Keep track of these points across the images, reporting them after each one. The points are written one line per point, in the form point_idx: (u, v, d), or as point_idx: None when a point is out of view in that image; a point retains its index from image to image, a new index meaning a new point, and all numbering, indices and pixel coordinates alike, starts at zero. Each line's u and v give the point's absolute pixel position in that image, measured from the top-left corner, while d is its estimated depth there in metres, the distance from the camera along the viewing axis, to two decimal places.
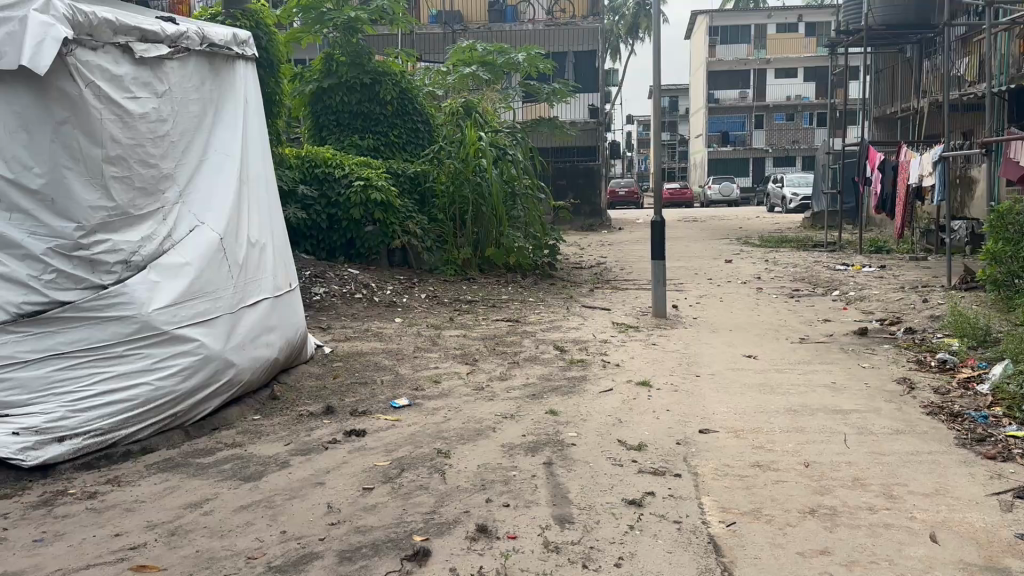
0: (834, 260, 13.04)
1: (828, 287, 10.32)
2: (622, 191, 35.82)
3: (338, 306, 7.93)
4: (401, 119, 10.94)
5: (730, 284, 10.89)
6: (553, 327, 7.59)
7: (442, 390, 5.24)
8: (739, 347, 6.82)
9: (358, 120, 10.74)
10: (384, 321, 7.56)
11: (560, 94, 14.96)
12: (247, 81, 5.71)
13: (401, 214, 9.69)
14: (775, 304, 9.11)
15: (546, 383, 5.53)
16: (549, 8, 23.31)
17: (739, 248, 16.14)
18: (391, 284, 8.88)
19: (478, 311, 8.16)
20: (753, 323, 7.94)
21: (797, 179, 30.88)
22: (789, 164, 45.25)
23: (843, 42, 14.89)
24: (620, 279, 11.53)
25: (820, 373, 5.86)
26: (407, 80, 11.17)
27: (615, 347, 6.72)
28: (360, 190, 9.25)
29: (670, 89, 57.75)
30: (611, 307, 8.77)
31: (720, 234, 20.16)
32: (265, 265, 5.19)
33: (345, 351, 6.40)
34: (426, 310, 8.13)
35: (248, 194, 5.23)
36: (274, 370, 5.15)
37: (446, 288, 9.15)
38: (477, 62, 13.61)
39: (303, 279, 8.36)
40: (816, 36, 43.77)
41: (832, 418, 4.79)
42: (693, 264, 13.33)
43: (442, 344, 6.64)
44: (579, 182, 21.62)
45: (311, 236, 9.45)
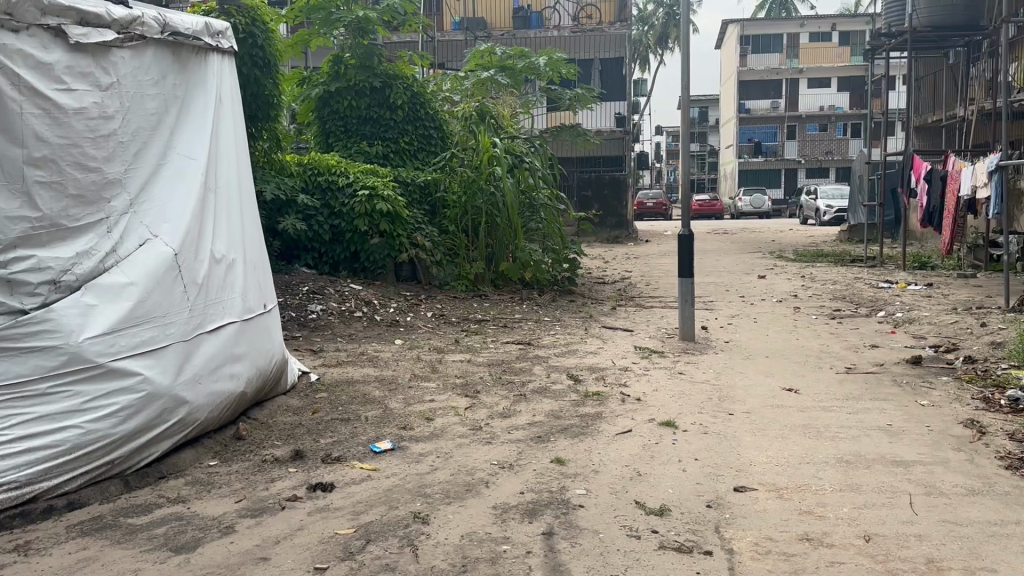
0: (876, 277, 12.17)
1: (873, 307, 9.49)
2: (650, 203, 35.03)
3: (334, 325, 7.27)
4: (413, 124, 10.29)
5: (764, 302, 10.10)
6: (569, 351, 6.87)
7: (434, 429, 4.54)
8: (777, 378, 6.04)
9: (367, 126, 10.10)
10: (384, 342, 6.89)
11: (584, 100, 14.26)
12: (222, 76, 5.10)
13: (409, 226, 9.03)
14: (815, 326, 8.29)
15: (555, 420, 4.81)
16: (574, 14, 22.62)
17: (773, 263, 15.30)
18: (396, 301, 8.21)
19: (487, 332, 7.46)
20: (792, 349, 7.16)
21: (833, 191, 29.87)
22: (823, 176, 44.08)
23: (885, 45, 14.02)
24: (644, 296, 10.79)
25: (874, 413, 5.07)
26: (419, 84, 10.54)
27: (637, 376, 5.97)
28: (365, 200, 8.62)
29: (700, 100, 56.84)
30: (633, 329, 8.03)
31: (752, 247, 19.31)
32: (235, 284, 4.54)
33: (334, 378, 5.74)
34: (431, 330, 7.45)
35: (216, 203, 4.60)
36: (242, 405, 4.51)
37: (456, 305, 8.47)
38: (496, 67, 12.96)
39: (300, 296, 7.73)
40: (850, 45, 42.64)
41: (893, 473, 4.01)
42: (724, 280, 12.52)
43: (443, 371, 5.95)
44: (604, 193, 20.89)
45: (311, 248, 8.80)
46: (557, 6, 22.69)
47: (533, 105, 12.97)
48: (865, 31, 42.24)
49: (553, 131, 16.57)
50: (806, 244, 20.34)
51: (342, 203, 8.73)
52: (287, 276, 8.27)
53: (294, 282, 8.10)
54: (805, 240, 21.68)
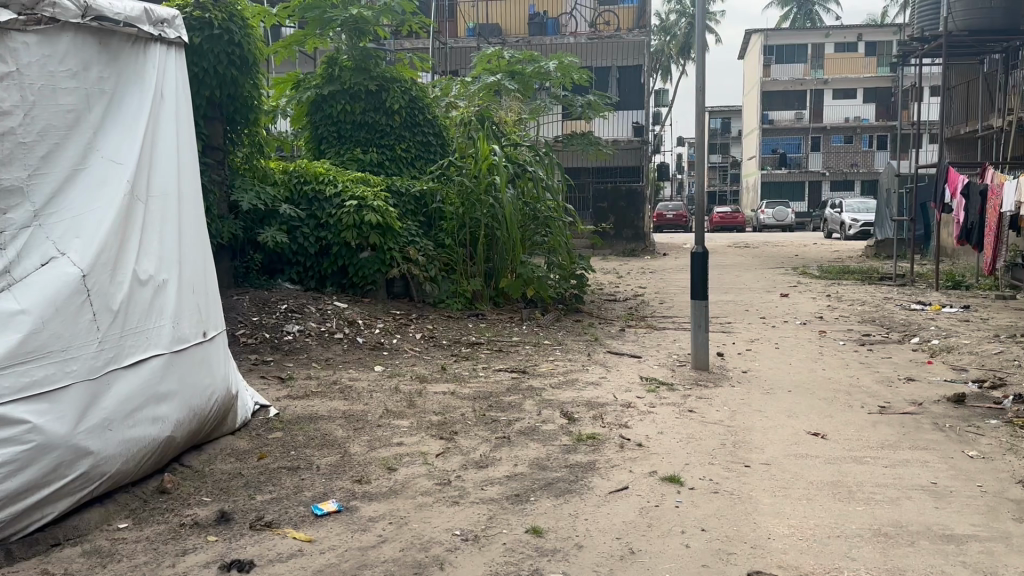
0: (907, 297, 11.38)
1: (906, 332, 8.71)
2: (670, 215, 34.28)
3: (310, 348, 6.61)
4: (411, 130, 9.63)
5: (787, 324, 9.35)
6: (566, 382, 6.15)
7: (394, 483, 3.86)
8: (802, 419, 5.28)
9: (362, 132, 9.47)
10: (362, 369, 6.21)
11: (597, 107, 13.55)
12: (165, 70, 4.44)
13: (401, 238, 8.39)
14: (842, 354, 7.52)
15: (539, 472, 4.10)
16: (591, 21, 22.03)
17: (796, 280, 14.52)
18: (383, 320, 7.55)
19: (479, 358, 6.78)
20: (818, 382, 6.39)
21: (858, 205, 28.99)
22: (847, 189, 43.17)
23: (918, 51, 13.19)
24: (657, 315, 10.08)
25: (915, 468, 4.33)
26: (419, 88, 9.91)
27: (640, 415, 5.24)
28: (353, 210, 7.99)
29: (721, 110, 55.99)
30: (642, 354, 7.30)
31: (774, 263, 18.52)
32: (163, 311, 3.90)
33: (295, 413, 5.07)
34: (416, 354, 6.78)
35: (146, 216, 3.96)
36: (169, 452, 3.88)
37: (449, 326, 7.80)
38: (505, 72, 12.28)
39: (276, 315, 7.09)
40: (877, 56, 41.72)
41: (943, 553, 3.27)
42: (743, 299, 11.73)
43: (419, 405, 5.25)
44: (620, 205, 20.16)
45: (296, 262, 8.19)
46: (574, 13, 22.20)
47: (542, 112, 12.30)
48: (892, 41, 41.26)
49: (565, 139, 15.88)
50: (830, 259, 19.48)
51: (329, 214, 8.10)
52: (266, 293, 7.64)
53: (274, 299, 7.47)
54: (829, 254, 20.83)
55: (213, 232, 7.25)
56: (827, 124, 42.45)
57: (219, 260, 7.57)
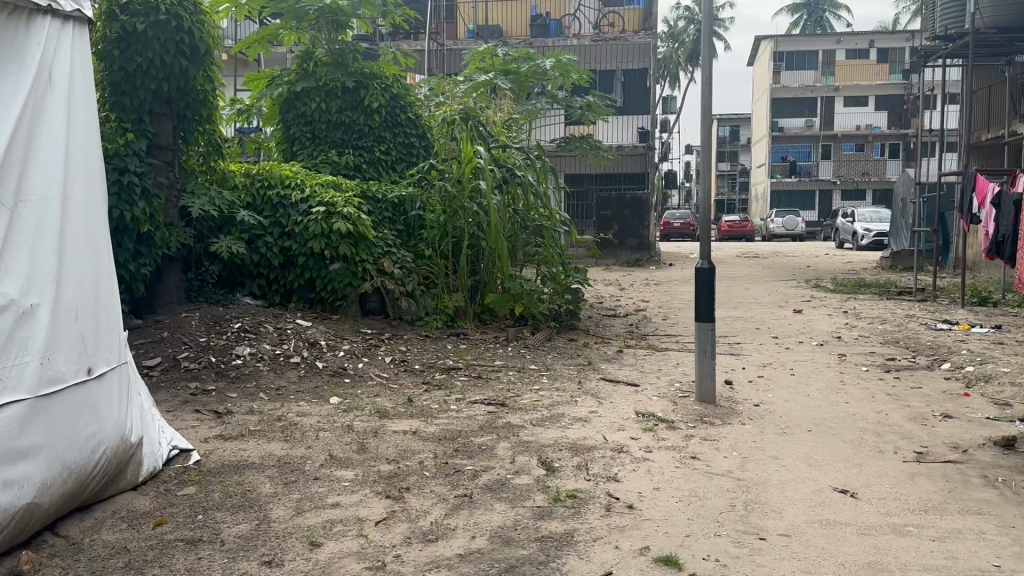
0: (931, 315, 10.52)
1: (935, 356, 7.85)
2: (677, 224, 33.44)
3: (260, 375, 5.82)
4: (392, 131, 8.83)
5: (802, 345, 8.51)
6: (550, 418, 5.32)
7: (311, 567, 3.04)
8: (825, 471, 4.44)
9: (338, 133, 8.68)
10: (315, 402, 5.40)
11: (597, 109, 12.72)
12: (58, 44, 3.60)
13: (375, 249, 7.60)
14: (866, 384, 6.66)
15: (501, 547, 3.27)
16: (596, 23, 21.30)
17: (810, 294, 13.66)
18: (350, 340, 6.75)
19: (453, 387, 5.95)
20: (842, 420, 5.54)
21: (871, 215, 28.11)
22: (859, 198, 42.23)
23: (941, 53, 12.33)
24: (659, 334, 9.25)
25: (971, 543, 3.48)
26: (401, 85, 9.12)
27: (633, 464, 4.40)
28: (321, 217, 7.21)
29: (730, 117, 55.10)
30: (640, 382, 6.46)
31: (786, 275, 17.68)
32: (29, 347, 3.12)
33: (219, 462, 4.27)
34: (381, 381, 5.95)
35: (13, 229, 3.16)
36: (34, 521, 3.11)
37: (425, 347, 6.98)
38: (500, 71, 11.48)
39: (227, 336, 6.31)
40: (889, 62, 40.81)
41: None
42: (753, 315, 10.89)
43: (371, 450, 4.43)
44: (625, 213, 19.36)
45: (258, 274, 7.41)
46: (578, 15, 21.49)
47: (538, 114, 11.49)
48: (905, 48, 40.32)
49: (565, 143, 15.06)
50: (844, 270, 18.61)
51: (294, 221, 7.31)
52: (221, 310, 6.87)
53: (228, 316, 6.70)
54: (840, 266, 19.96)
55: (158, 242, 6.48)
56: (838, 132, 41.61)
57: (167, 273, 6.80)
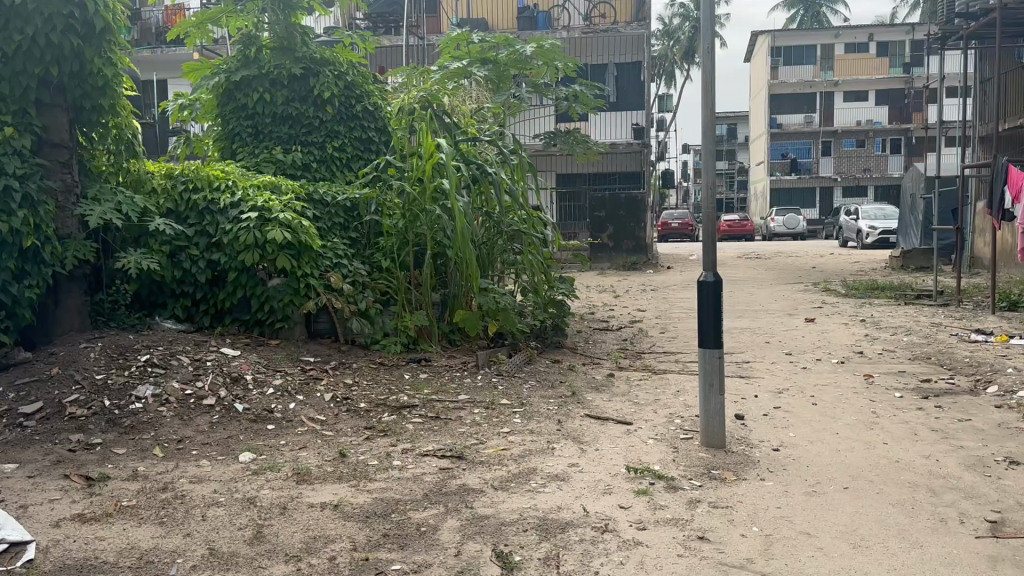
0: (960, 324, 9.42)
1: (978, 376, 6.74)
2: (676, 224, 32.39)
3: (163, 424, 4.73)
4: (347, 125, 7.70)
5: (820, 363, 7.40)
6: (518, 475, 4.19)
7: None
8: (878, 558, 3.31)
9: (285, 127, 7.56)
10: (219, 462, 4.28)
11: (585, 101, 11.58)
12: None
13: (322, 261, 6.47)
14: (905, 417, 5.52)
15: None
16: (586, 13, 20.10)
17: (821, 299, 12.56)
18: (285, 372, 5.62)
19: (401, 433, 4.79)
20: (884, 473, 4.40)
21: (876, 211, 27.03)
22: (860, 195, 41.44)
23: (963, 33, 11.16)
24: (656, 351, 8.15)
25: None
26: (358, 72, 7.99)
27: (620, 553, 3.28)
28: (253, 225, 6.09)
29: (727, 115, 54.02)
30: (632, 420, 5.33)
31: (793, 277, 16.59)
32: None
33: (58, 562, 3.15)
34: (311, 429, 4.82)
35: None
36: None
37: (378, 377, 5.80)
38: (477, 60, 10.37)
39: (132, 372, 5.21)
40: (890, 56, 39.54)
41: None
42: (760, 326, 9.77)
43: (269, 539, 3.32)
44: (620, 214, 18.29)
45: (183, 293, 6.33)
46: (567, 6, 20.34)
47: (520, 107, 10.33)
48: (906, 41, 39.20)
49: (549, 139, 13.92)
50: (852, 271, 17.52)
51: (223, 230, 6.20)
52: (132, 338, 5.77)
53: (137, 346, 5.59)
54: (848, 266, 18.88)
55: (48, 259, 5.38)
56: (839, 127, 40.57)
57: (66, 295, 5.70)
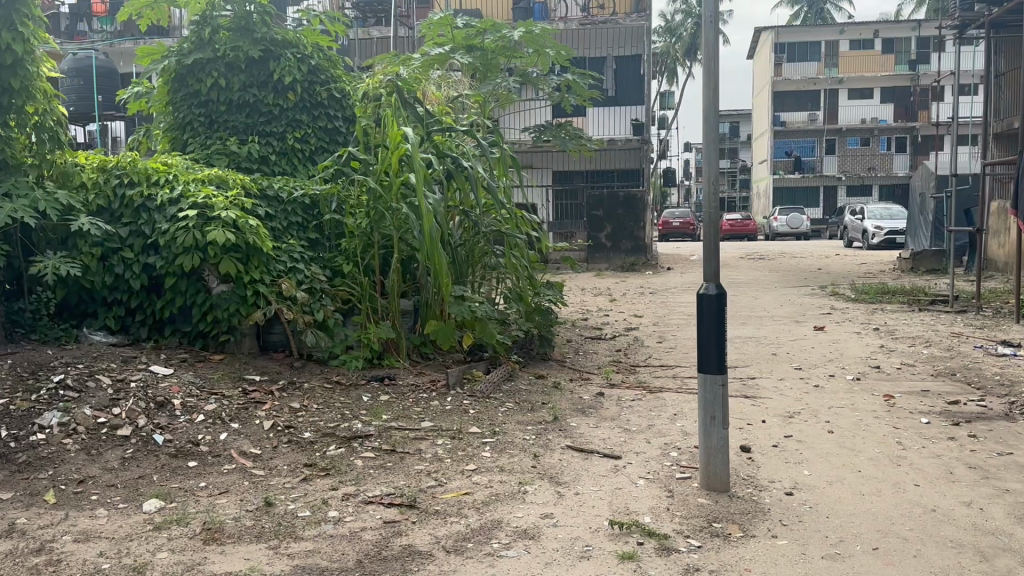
0: (982, 334, 8.70)
1: (1014, 397, 5.99)
2: (676, 223, 31.65)
3: (63, 461, 4.01)
4: (311, 114, 6.96)
5: (834, 380, 6.67)
6: (479, 530, 3.45)
7: None
8: None
9: (241, 116, 6.84)
10: (118, 512, 3.56)
11: (579, 91, 10.85)
12: None
13: (274, 265, 5.72)
14: (936, 451, 4.77)
15: None
16: (584, 4, 19.35)
17: (828, 304, 11.84)
18: (223, 395, 4.88)
19: (346, 472, 4.05)
20: (920, 526, 3.66)
21: (881, 211, 26.31)
22: (865, 194, 40.23)
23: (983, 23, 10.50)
24: (652, 364, 7.42)
25: None
26: (324, 55, 7.24)
27: None
28: (192, 225, 5.36)
29: (729, 113, 53.21)
30: (621, 453, 4.58)
31: (799, 279, 15.86)
32: None
33: None
34: (240, 468, 4.09)
35: None
36: None
37: (332, 398, 5.05)
38: (461, 47, 9.63)
39: (39, 395, 4.49)
40: (896, 53, 38.92)
41: None
42: (766, 335, 9.04)
43: None
44: (618, 213, 17.56)
45: (116, 301, 5.65)
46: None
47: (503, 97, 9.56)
48: (911, 37, 38.61)
49: (540, 132, 13.16)
50: (859, 273, 16.77)
51: (160, 229, 5.48)
52: (50, 353, 5.07)
53: (53, 363, 4.87)
54: (855, 268, 18.10)
55: None
56: (843, 125, 39.81)
57: None
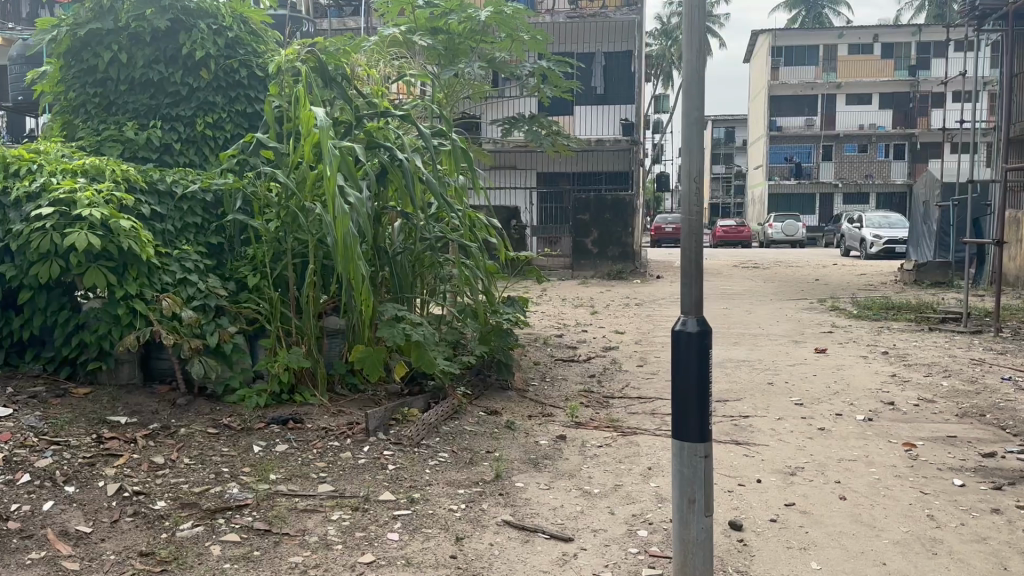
0: (1004, 361, 7.65)
1: None
2: (669, 228, 30.65)
3: None
4: (227, 95, 5.91)
5: (841, 421, 5.60)
6: None
7: None
8: None
9: (144, 96, 5.80)
10: None
11: (555, 80, 9.76)
12: None
13: (158, 276, 4.64)
14: (980, 531, 3.69)
15: None
16: None
17: (828, 321, 10.78)
18: (67, 445, 3.81)
19: (193, 569, 2.98)
20: None
21: (880, 219, 25.35)
22: (862, 202, 39.41)
23: None
24: (629, 394, 6.34)
25: None
26: (246, 28, 6.17)
27: None
28: (49, 226, 4.29)
29: (726, 118, 52.30)
30: (574, 532, 3.51)
31: (797, 291, 14.81)
32: None
33: None
34: (48, 558, 3.01)
35: None
36: None
37: (210, 450, 3.99)
38: (423, 29, 8.56)
39: None
40: (894, 58, 37.86)
41: None
42: (760, 359, 7.98)
43: None
44: (605, 217, 16.49)
45: None
46: None
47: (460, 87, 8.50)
48: (911, 43, 37.52)
49: (510, 124, 11.93)
50: (861, 285, 15.74)
51: (12, 231, 4.42)
52: None
53: None
54: (855, 279, 17.08)
55: None
56: (841, 131, 38.86)
57: None
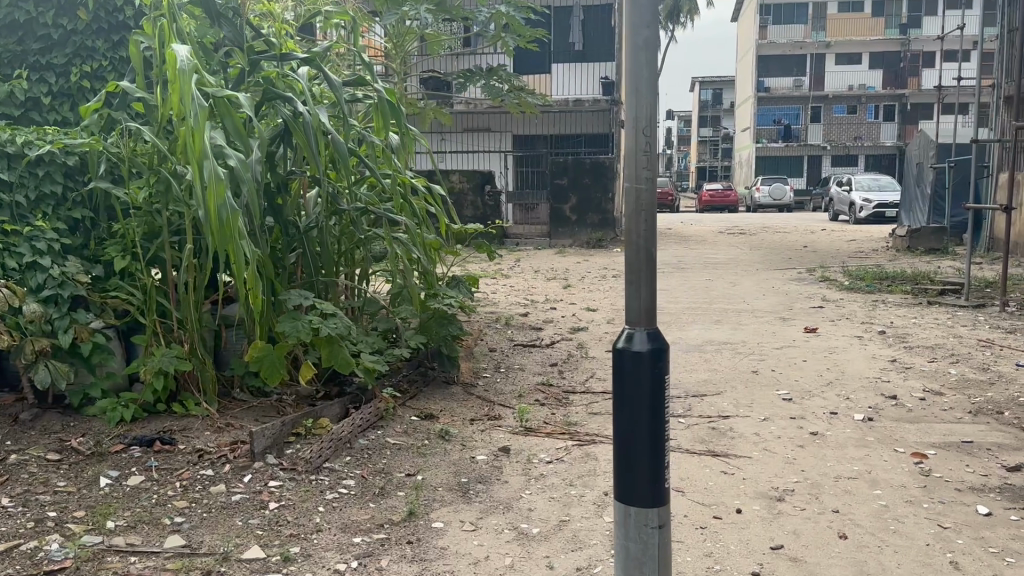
0: (1015, 342, 6.86)
1: None
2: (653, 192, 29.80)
3: None
4: (110, 38, 4.93)
5: (838, 422, 4.78)
6: None
7: None
8: None
9: (8, 39, 4.84)
10: None
11: (517, 30, 8.85)
12: None
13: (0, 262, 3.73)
14: None
15: None
16: None
17: (819, 293, 9.98)
18: None
19: None
20: None
21: (870, 181, 24.51)
22: (850, 164, 38.31)
23: None
24: (593, 388, 5.51)
25: None
26: None
27: None
28: None
29: (713, 80, 51.22)
30: None
31: (786, 259, 13.98)
32: None
33: None
34: None
35: None
36: None
37: (40, 487, 3.14)
38: None
39: None
40: (885, 16, 36.99)
41: None
42: (743, 340, 7.16)
43: None
44: (584, 182, 15.54)
45: None
46: None
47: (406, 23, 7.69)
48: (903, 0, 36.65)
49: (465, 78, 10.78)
50: (852, 252, 14.94)
51: None
52: None
53: None
54: (845, 246, 16.26)
55: None
56: (830, 92, 37.76)
57: None
